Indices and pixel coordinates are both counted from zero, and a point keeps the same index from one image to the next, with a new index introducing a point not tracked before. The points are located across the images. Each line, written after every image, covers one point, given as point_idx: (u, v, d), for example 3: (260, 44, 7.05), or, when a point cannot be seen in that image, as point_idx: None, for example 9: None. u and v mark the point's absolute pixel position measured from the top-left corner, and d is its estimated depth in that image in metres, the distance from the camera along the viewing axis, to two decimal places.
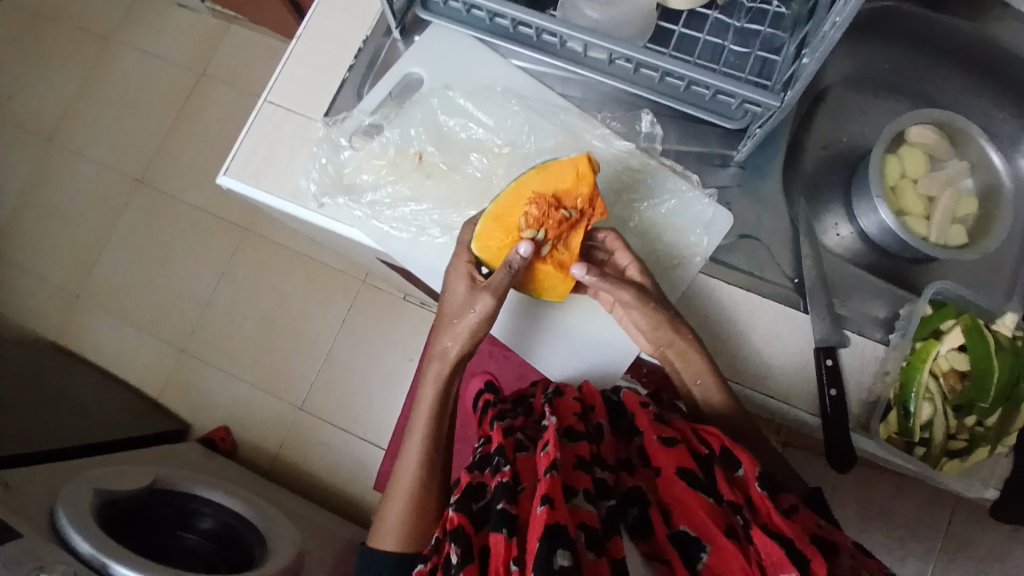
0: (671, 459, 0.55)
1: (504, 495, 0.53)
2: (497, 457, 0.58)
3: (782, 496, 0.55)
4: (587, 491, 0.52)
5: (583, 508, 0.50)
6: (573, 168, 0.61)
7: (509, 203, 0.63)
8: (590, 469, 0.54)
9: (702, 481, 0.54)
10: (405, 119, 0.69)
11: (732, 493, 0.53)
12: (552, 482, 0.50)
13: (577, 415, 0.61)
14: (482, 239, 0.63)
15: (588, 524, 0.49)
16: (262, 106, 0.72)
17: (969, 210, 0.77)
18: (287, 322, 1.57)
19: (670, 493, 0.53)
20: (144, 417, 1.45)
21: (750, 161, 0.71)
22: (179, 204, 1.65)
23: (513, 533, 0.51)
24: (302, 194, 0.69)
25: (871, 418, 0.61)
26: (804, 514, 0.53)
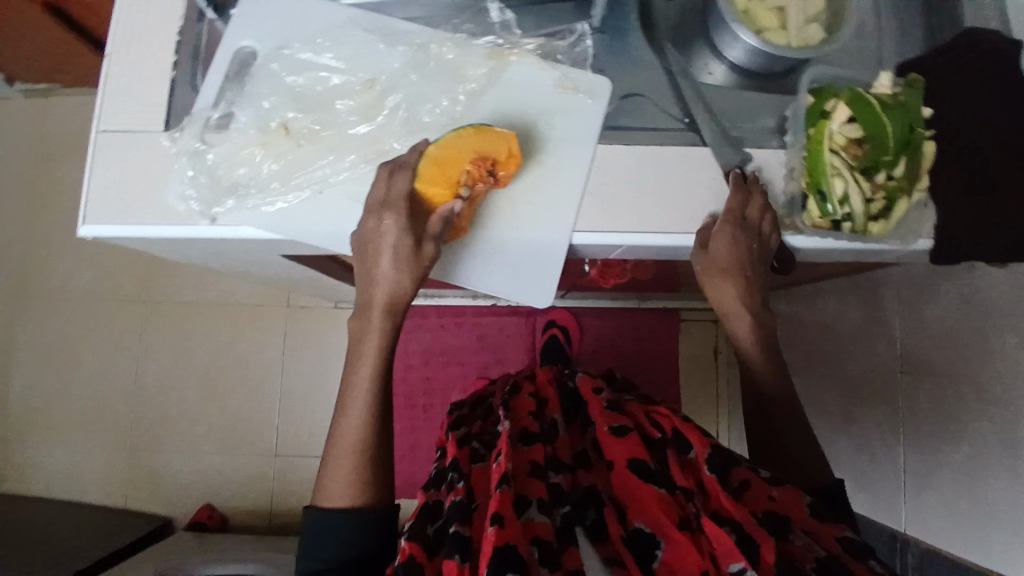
0: (623, 452, 0.61)
1: (457, 517, 0.55)
2: (452, 472, 0.63)
3: (733, 472, 0.60)
4: (540, 499, 0.56)
5: (537, 520, 0.54)
6: (507, 145, 0.59)
7: (453, 152, 0.59)
8: (544, 475, 0.59)
9: (652, 471, 0.59)
10: (253, 94, 0.65)
11: (683, 480, 0.60)
12: (504, 500, 0.53)
13: (531, 415, 0.70)
14: (420, 181, 0.60)
15: (541, 538, 0.52)
16: (97, 137, 0.65)
17: (819, 7, 0.76)
18: (229, 375, 1.48)
19: (627, 489, 0.59)
20: (116, 528, 1.34)
21: (608, 24, 0.70)
22: (66, 302, 1.51)
23: (466, 558, 0.52)
24: (174, 211, 0.63)
25: (794, 215, 0.64)
26: (756, 486, 0.58)
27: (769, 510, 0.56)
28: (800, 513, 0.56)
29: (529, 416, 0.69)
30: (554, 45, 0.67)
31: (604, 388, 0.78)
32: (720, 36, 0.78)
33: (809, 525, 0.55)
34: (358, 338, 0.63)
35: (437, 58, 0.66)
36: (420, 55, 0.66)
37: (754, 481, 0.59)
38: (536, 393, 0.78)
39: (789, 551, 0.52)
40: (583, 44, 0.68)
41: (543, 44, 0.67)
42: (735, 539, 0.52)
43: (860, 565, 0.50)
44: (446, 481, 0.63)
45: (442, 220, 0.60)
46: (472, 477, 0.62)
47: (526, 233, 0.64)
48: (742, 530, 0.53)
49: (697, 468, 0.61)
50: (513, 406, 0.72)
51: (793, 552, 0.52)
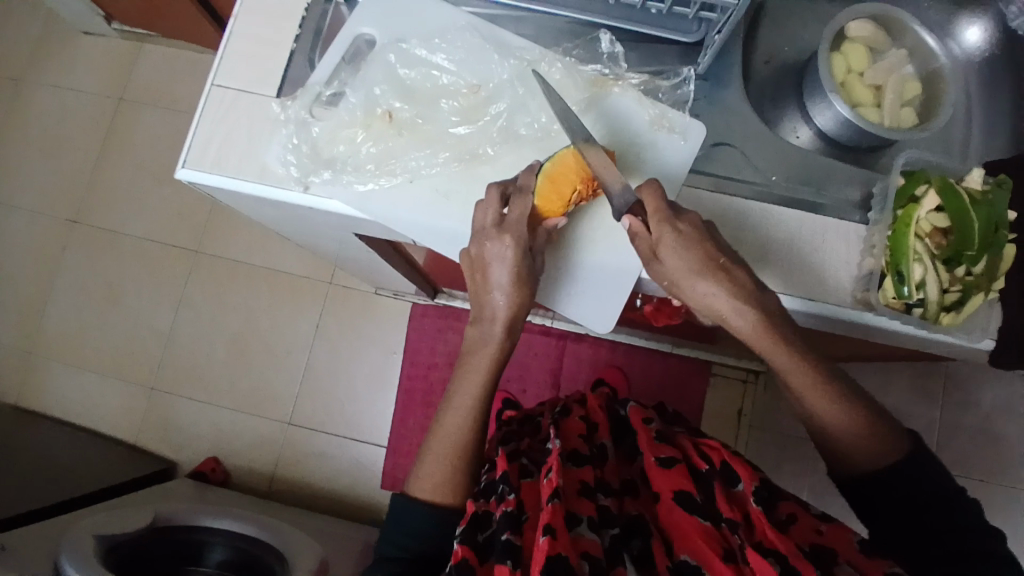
0: (670, 485, 0.66)
1: (508, 527, 0.59)
2: (501, 485, 0.65)
3: (781, 505, 0.66)
4: (590, 517, 0.62)
5: (586, 537, 0.59)
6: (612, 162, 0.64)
7: (568, 169, 0.62)
8: (592, 495, 0.65)
9: (698, 503, 0.64)
10: (366, 79, 0.67)
11: (729, 511, 0.63)
12: (555, 513, 0.58)
13: (580, 437, 0.75)
14: (537, 199, 0.62)
15: (590, 554, 0.58)
16: (210, 90, 0.68)
17: (914, 92, 0.79)
18: (259, 338, 1.51)
19: (672, 524, 0.63)
20: (125, 463, 1.38)
21: (711, 72, 0.72)
22: (122, 238, 1.56)
23: (517, 564, 0.56)
24: (272, 174, 0.66)
25: (869, 292, 0.63)
26: (804, 521, 0.64)
27: (814, 544, 0.62)
28: (846, 547, 0.61)
29: (578, 439, 0.74)
30: (658, 83, 0.69)
31: (655, 418, 0.80)
32: (813, 100, 0.79)
33: (855, 559, 0.59)
34: (476, 347, 0.68)
35: (544, 77, 0.68)
36: (528, 70, 0.68)
37: (801, 516, 0.65)
38: (586, 416, 0.82)
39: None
40: (687, 87, 0.69)
41: (647, 80, 0.69)
42: (778, 569, 0.56)
43: None
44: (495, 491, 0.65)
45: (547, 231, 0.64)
46: (522, 487, 0.66)
47: (599, 257, 0.67)
48: (787, 562, 0.57)
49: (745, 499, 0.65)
50: (564, 426, 0.76)
51: None
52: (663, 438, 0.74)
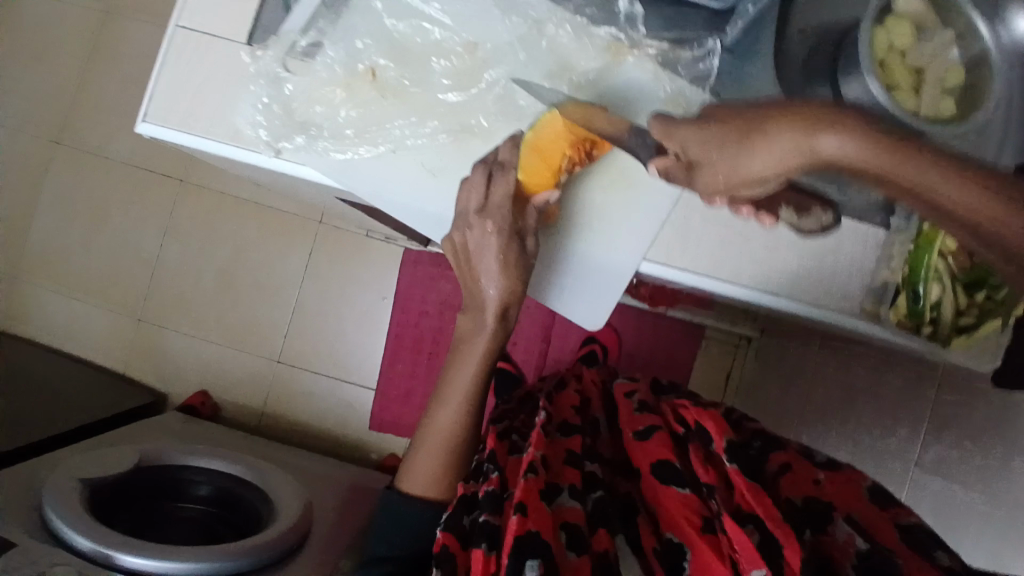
0: (648, 458, 0.58)
1: (489, 507, 0.55)
2: (486, 464, 0.61)
3: (771, 457, 0.55)
4: (573, 487, 0.56)
5: (566, 507, 0.54)
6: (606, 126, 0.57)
7: (554, 137, 0.56)
8: (578, 464, 0.59)
9: (680, 471, 0.55)
10: (347, 29, 0.59)
11: (706, 473, 0.53)
12: (529, 490, 0.53)
13: (573, 408, 0.71)
14: (522, 172, 0.57)
15: (571, 523, 0.52)
16: (174, 33, 0.61)
17: (958, 78, 0.71)
18: (247, 274, 1.47)
19: (658, 501, 0.54)
20: (113, 392, 1.38)
21: (740, 44, 0.63)
22: (106, 160, 1.49)
23: (493, 547, 0.52)
24: (243, 136, 0.60)
25: (880, 306, 0.61)
26: (799, 471, 0.52)
27: (812, 497, 0.50)
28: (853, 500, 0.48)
29: (571, 411, 0.70)
30: (678, 55, 0.61)
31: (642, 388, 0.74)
32: (845, 77, 0.70)
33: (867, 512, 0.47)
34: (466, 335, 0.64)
35: (550, 40, 0.60)
36: (533, 32, 0.59)
37: (797, 466, 0.53)
38: (581, 391, 0.78)
39: (828, 550, 0.45)
40: (710, 62, 0.61)
41: (666, 50, 0.61)
42: (757, 539, 0.46)
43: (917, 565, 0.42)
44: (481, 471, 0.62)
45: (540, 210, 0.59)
46: (507, 466, 0.61)
47: (602, 255, 0.63)
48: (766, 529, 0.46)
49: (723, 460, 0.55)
50: (555, 399, 0.73)
51: (834, 552, 0.45)
52: (645, 406, 0.67)
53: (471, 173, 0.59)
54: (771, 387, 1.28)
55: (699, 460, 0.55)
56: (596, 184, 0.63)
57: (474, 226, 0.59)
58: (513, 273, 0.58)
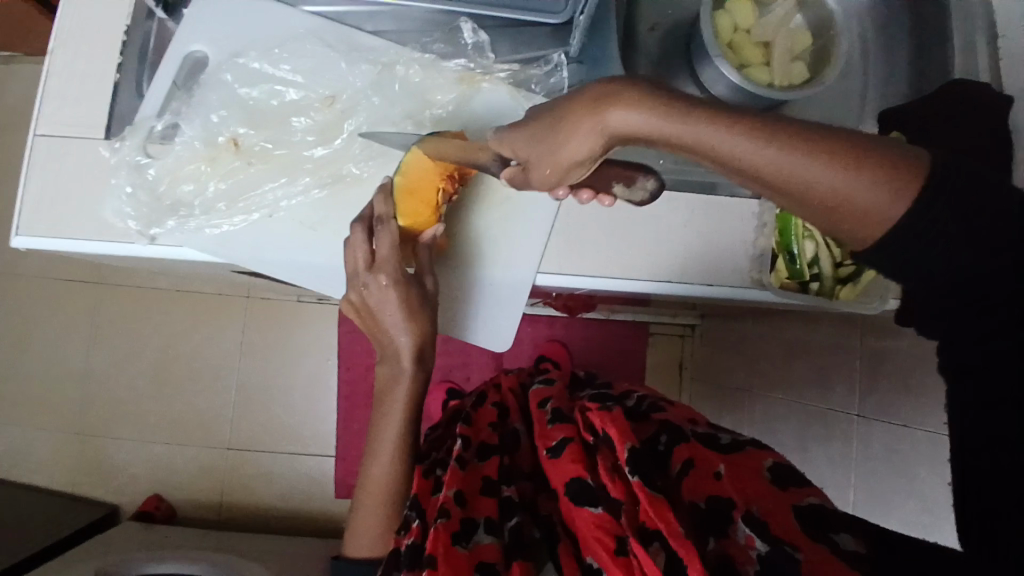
0: (562, 476, 0.55)
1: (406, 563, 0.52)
2: (407, 509, 0.58)
3: (675, 452, 0.55)
4: (487, 522, 0.54)
5: (483, 546, 0.51)
6: (463, 145, 0.58)
7: (419, 175, 0.57)
8: (493, 493, 0.58)
9: (591, 485, 0.53)
10: (201, 105, 0.60)
11: (614, 486, 0.51)
12: (438, 540, 0.50)
13: (492, 427, 0.70)
14: (401, 216, 0.58)
15: (486, 564, 0.50)
16: (34, 142, 0.59)
17: (804, 43, 0.76)
18: (183, 365, 1.42)
19: (572, 521, 0.52)
20: (59, 517, 1.30)
21: (587, 53, 0.65)
22: (18, 278, 1.43)
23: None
24: (116, 229, 0.59)
25: (762, 272, 0.63)
26: (702, 467, 0.52)
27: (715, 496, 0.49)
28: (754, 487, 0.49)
29: (487, 429, 0.69)
30: (528, 73, 0.64)
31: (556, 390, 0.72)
32: (701, 63, 0.74)
33: (765, 496, 0.48)
34: (390, 383, 0.61)
35: (403, 81, 0.62)
36: (384, 76, 0.61)
37: (700, 460, 0.53)
38: (499, 403, 0.77)
39: (731, 553, 0.45)
40: (559, 75, 0.64)
41: (516, 71, 0.64)
42: (665, 561, 0.44)
43: (807, 548, 0.43)
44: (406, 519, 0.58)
45: (430, 246, 0.59)
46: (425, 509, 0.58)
47: (498, 274, 0.64)
48: (672, 546, 0.45)
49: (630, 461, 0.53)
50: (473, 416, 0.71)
51: (737, 555, 0.45)
52: (557, 411, 0.65)
53: (352, 232, 0.58)
54: (721, 367, 1.30)
55: (606, 469, 0.53)
56: (466, 217, 0.64)
57: (369, 285, 0.57)
58: (411, 312, 0.58)
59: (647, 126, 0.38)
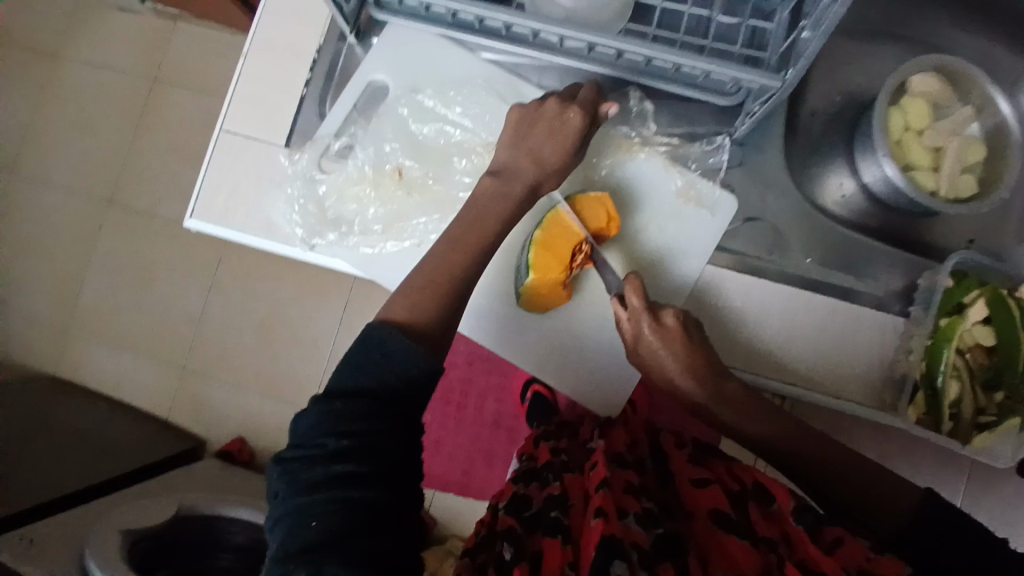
0: (708, 503, 0.56)
1: (556, 507, 0.58)
2: (548, 474, 0.64)
3: (827, 528, 0.52)
4: (636, 513, 0.54)
5: (633, 528, 0.52)
6: (605, 208, 0.61)
7: (556, 233, 0.61)
8: (637, 495, 0.57)
9: (735, 520, 0.54)
10: (376, 133, 0.64)
11: (767, 531, 0.53)
12: (605, 500, 0.54)
13: (626, 444, 0.65)
14: (532, 271, 0.61)
15: (637, 544, 0.51)
16: (219, 136, 0.66)
17: (976, 156, 0.72)
18: (283, 328, 1.52)
19: (717, 544, 0.52)
20: (156, 441, 1.43)
21: (749, 136, 0.65)
22: (156, 219, 1.56)
23: (568, 540, 0.54)
24: (280, 232, 0.65)
25: (900, 400, 0.61)
26: (853, 545, 0.49)
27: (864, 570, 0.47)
28: None
29: (623, 440, 0.65)
30: (687, 150, 0.64)
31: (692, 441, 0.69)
32: (862, 154, 0.71)
33: None
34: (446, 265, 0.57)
35: None
36: None
37: (850, 542, 0.50)
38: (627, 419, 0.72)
39: None
40: (719, 156, 0.64)
41: (675, 146, 0.64)
42: None
43: None
44: (542, 479, 0.64)
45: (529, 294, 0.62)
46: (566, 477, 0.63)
47: (597, 330, 0.67)
48: None
49: (784, 521, 0.54)
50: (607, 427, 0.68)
51: None
52: (700, 458, 0.63)
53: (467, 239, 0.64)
54: None
55: (759, 521, 0.54)
56: (588, 285, 0.66)
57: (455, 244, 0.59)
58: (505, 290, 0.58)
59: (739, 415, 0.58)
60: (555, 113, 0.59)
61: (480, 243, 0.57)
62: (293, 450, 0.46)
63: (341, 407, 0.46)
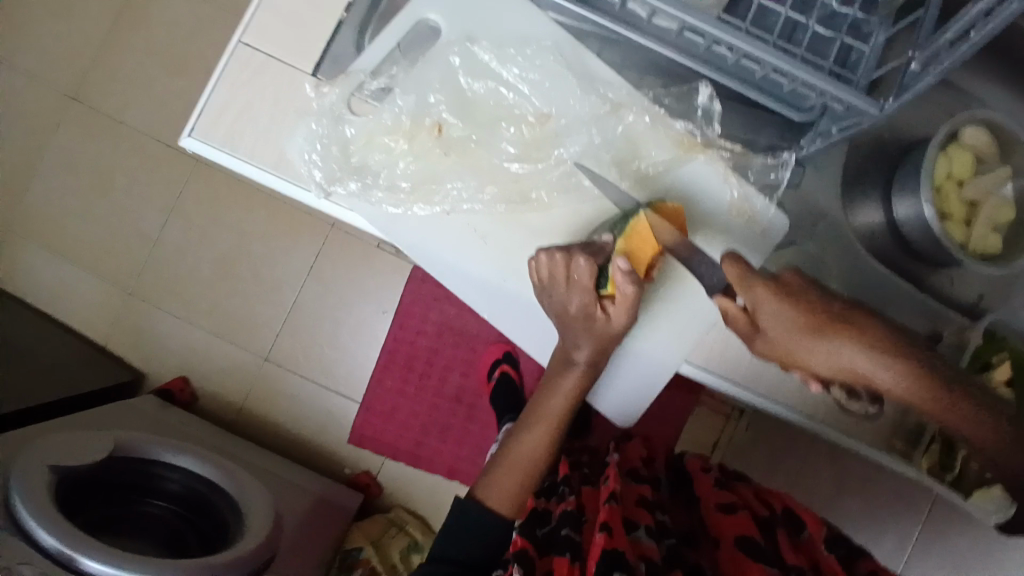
0: (733, 527, 0.56)
1: (569, 523, 0.56)
2: (564, 486, 0.62)
3: (863, 561, 0.53)
4: (647, 526, 0.56)
5: (644, 542, 0.54)
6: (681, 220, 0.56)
7: (639, 245, 0.55)
8: (650, 509, 0.59)
9: (766, 547, 0.54)
10: (420, 80, 0.57)
11: (798, 557, 0.53)
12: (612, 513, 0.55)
13: (641, 460, 0.68)
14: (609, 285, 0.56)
15: (647, 557, 0.52)
16: (234, 49, 0.57)
17: (1007, 218, 0.70)
18: (245, 266, 1.41)
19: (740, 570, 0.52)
20: (91, 366, 1.32)
21: (808, 157, 0.63)
22: (118, 124, 1.40)
23: (576, 558, 0.53)
24: (294, 171, 0.57)
25: (914, 451, 0.60)
26: None
27: None
28: None
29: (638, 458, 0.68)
30: (749, 160, 0.60)
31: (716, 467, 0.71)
32: (904, 187, 0.62)
33: None
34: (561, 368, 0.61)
35: (627, 126, 0.58)
36: (610, 117, 0.57)
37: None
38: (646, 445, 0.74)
39: None
40: (781, 173, 0.60)
41: (738, 154, 0.60)
42: None
43: None
44: (553, 490, 0.63)
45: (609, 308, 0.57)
46: (581, 491, 0.62)
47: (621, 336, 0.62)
48: None
49: (814, 549, 0.55)
50: (624, 446, 0.70)
51: None
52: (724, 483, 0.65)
53: (542, 255, 0.57)
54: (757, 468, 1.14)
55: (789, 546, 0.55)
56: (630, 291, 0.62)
57: (557, 294, 0.58)
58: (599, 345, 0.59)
59: (905, 395, 0.41)
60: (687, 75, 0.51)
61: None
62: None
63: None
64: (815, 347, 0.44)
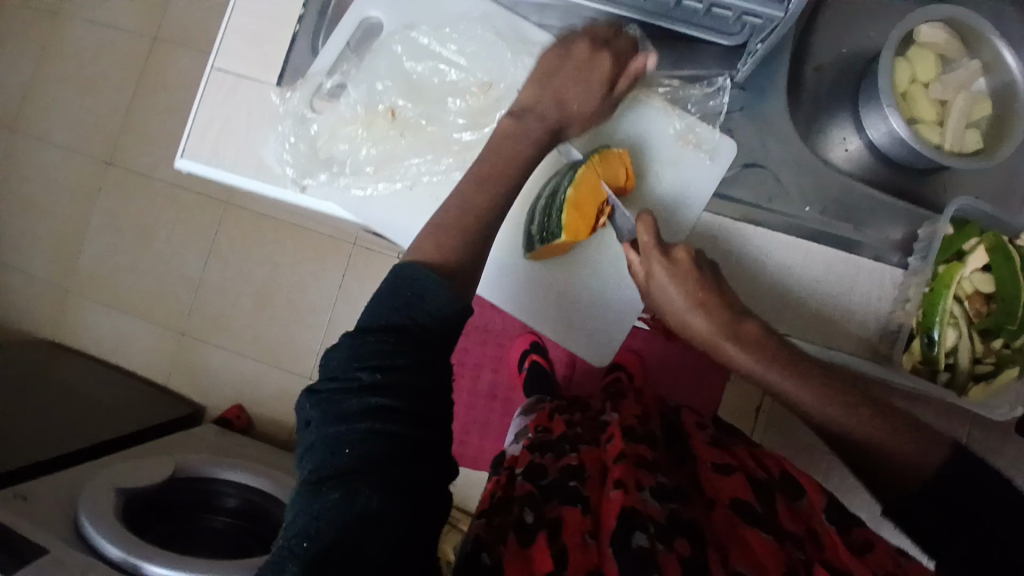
0: (732, 491, 0.58)
1: (573, 477, 0.59)
2: (566, 446, 0.65)
3: (855, 528, 0.55)
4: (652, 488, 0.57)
5: (649, 503, 0.55)
6: (626, 166, 0.59)
7: (584, 192, 0.58)
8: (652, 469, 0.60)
9: (759, 512, 0.56)
10: (369, 71, 0.63)
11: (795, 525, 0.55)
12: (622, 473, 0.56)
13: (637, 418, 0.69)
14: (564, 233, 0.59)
15: (653, 517, 0.53)
16: (210, 74, 0.64)
17: (983, 112, 0.68)
18: (281, 294, 1.50)
19: (737, 534, 0.54)
20: (153, 404, 1.42)
21: (752, 82, 0.63)
22: (153, 182, 1.54)
23: (586, 510, 0.55)
24: (270, 172, 0.63)
25: (894, 349, 0.59)
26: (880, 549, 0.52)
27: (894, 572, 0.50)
28: None
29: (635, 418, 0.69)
30: (688, 92, 0.63)
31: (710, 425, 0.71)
32: (868, 107, 0.66)
33: None
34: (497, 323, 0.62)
35: None
36: None
37: (878, 543, 0.54)
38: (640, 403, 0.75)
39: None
40: (720, 99, 0.63)
41: (675, 89, 0.63)
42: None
43: None
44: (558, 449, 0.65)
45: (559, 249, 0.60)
46: (581, 449, 0.65)
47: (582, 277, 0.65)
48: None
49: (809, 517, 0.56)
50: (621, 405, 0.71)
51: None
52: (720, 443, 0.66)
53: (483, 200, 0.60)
54: None
55: (784, 514, 0.57)
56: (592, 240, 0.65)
57: None
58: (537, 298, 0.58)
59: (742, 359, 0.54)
60: (586, 52, 0.58)
61: (501, 180, 0.55)
62: (327, 384, 0.44)
63: (378, 344, 0.44)
64: (674, 295, 0.56)
